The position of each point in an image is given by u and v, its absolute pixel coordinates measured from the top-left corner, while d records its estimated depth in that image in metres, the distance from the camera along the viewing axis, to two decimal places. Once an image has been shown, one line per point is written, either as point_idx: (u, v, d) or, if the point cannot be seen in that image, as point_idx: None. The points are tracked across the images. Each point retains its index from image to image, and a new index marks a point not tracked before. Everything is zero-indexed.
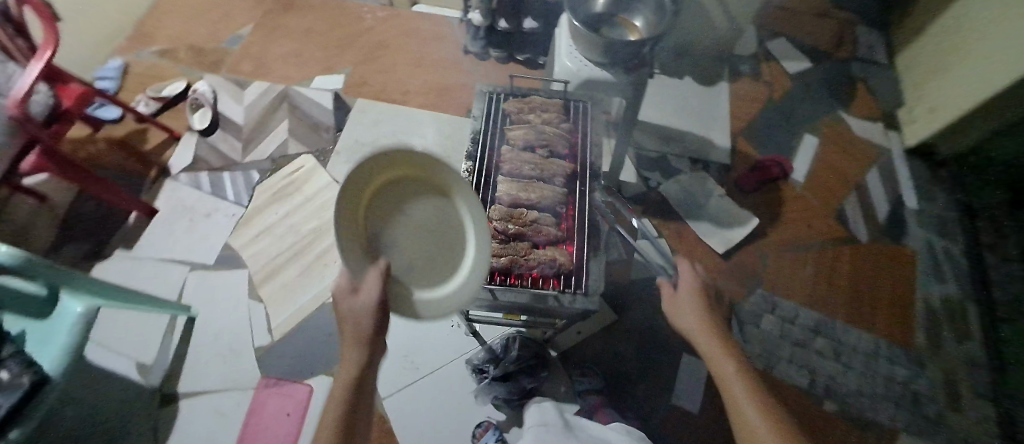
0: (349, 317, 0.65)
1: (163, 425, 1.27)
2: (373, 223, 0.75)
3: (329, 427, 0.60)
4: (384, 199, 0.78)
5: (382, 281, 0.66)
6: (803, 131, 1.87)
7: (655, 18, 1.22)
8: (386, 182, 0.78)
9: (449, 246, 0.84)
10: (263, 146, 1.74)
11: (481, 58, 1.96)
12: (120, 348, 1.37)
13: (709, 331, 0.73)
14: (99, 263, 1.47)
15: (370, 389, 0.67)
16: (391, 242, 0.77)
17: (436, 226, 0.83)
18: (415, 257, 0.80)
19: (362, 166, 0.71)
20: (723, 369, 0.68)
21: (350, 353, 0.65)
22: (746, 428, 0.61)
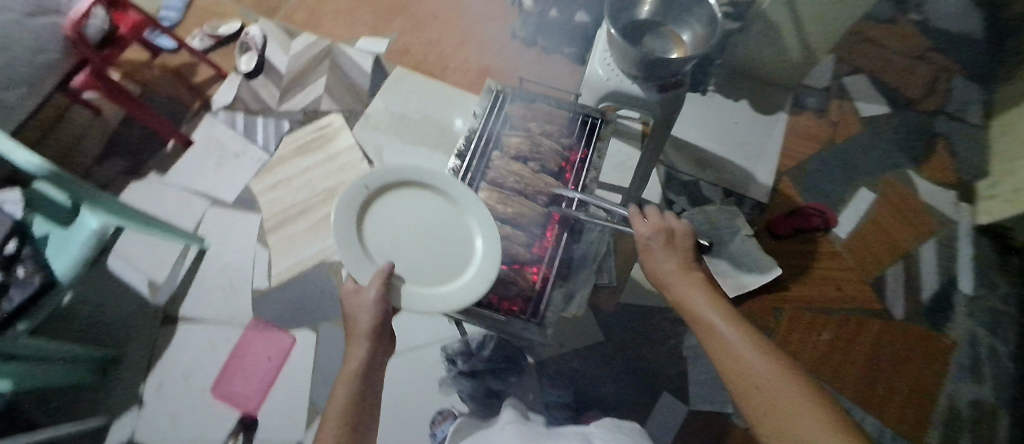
0: (352, 313, 0.73)
1: (162, 341, 1.44)
2: (379, 230, 0.81)
3: (334, 412, 0.63)
4: (389, 209, 0.83)
5: (378, 281, 0.72)
6: (862, 183, 1.68)
7: (705, 33, 1.13)
8: (391, 194, 0.84)
9: (457, 247, 0.83)
10: (298, 98, 1.78)
11: (527, 44, 1.88)
12: (138, 264, 1.52)
13: (700, 292, 0.71)
14: (135, 183, 1.60)
15: (377, 377, 0.71)
16: (396, 246, 0.81)
17: (443, 228, 0.84)
18: (422, 257, 0.81)
19: (359, 183, 0.80)
20: (706, 316, 0.67)
21: (356, 345, 0.71)
22: (741, 372, 0.59)
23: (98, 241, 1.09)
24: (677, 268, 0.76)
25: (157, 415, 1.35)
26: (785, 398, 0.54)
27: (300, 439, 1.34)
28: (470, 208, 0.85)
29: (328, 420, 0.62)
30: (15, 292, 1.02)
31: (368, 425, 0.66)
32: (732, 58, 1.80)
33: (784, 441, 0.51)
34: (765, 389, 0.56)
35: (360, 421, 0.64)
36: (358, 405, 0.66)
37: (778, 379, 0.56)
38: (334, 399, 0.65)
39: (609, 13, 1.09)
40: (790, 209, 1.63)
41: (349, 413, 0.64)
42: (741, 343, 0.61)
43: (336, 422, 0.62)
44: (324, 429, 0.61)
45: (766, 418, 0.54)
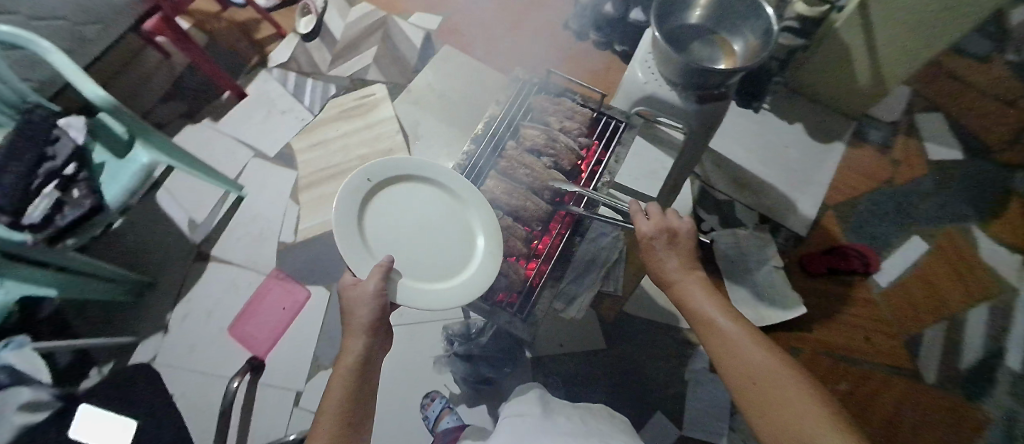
0: (351, 306, 0.72)
1: (193, 276, 1.55)
2: (380, 224, 0.84)
3: (330, 410, 0.63)
4: (392, 203, 0.86)
5: (378, 273, 0.74)
6: (916, 230, 1.55)
7: (758, 45, 1.10)
8: (394, 189, 0.87)
9: (458, 246, 0.86)
10: (348, 65, 1.82)
11: (579, 39, 1.80)
12: (182, 202, 1.64)
13: (700, 290, 0.73)
14: (190, 126, 1.73)
15: (374, 371, 0.71)
16: (397, 239, 0.83)
17: (445, 226, 0.87)
18: (422, 253, 0.84)
19: (364, 177, 0.83)
20: (707, 312, 0.69)
21: (352, 340, 0.70)
22: (741, 364, 0.62)
23: (145, 173, 1.28)
24: (679, 265, 0.77)
25: (179, 344, 1.47)
26: (785, 386, 0.58)
27: (300, 388, 1.42)
28: (474, 209, 0.88)
29: (323, 417, 0.62)
30: (68, 210, 1.16)
31: (363, 421, 0.65)
32: (794, 78, 1.69)
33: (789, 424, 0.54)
34: (767, 385, 0.59)
35: (356, 418, 0.64)
36: (354, 401, 0.65)
37: (778, 374, 0.59)
38: (329, 395, 0.64)
39: (657, 15, 1.07)
40: (828, 246, 1.53)
41: (346, 409, 0.63)
42: (742, 341, 0.64)
43: (332, 417, 0.62)
44: (319, 424, 0.61)
45: (768, 407, 0.57)
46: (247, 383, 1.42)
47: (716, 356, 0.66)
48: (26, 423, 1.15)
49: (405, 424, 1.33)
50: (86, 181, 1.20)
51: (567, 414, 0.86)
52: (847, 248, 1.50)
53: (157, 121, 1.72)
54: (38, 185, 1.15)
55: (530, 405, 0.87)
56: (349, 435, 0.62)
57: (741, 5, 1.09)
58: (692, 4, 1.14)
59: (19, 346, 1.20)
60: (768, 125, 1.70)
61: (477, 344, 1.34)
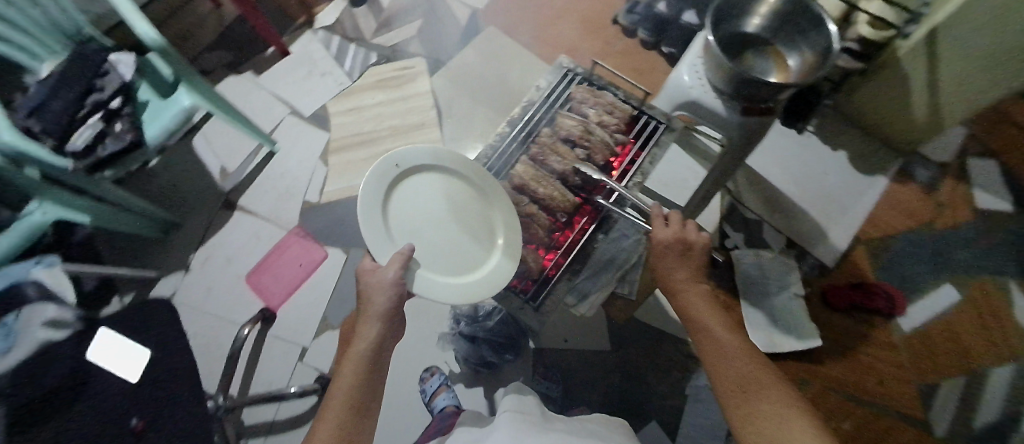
0: (369, 292, 0.73)
1: (218, 222, 1.60)
2: (403, 211, 0.83)
3: (339, 397, 0.63)
4: (417, 192, 0.85)
5: (399, 262, 0.75)
6: (949, 277, 1.47)
7: (814, 62, 1.08)
8: (420, 178, 0.85)
9: (477, 242, 0.86)
10: (391, 35, 1.83)
11: (627, 34, 1.75)
12: (215, 149, 1.68)
13: (705, 305, 0.74)
14: (233, 77, 1.77)
15: (385, 360, 0.71)
16: (418, 229, 0.83)
17: (467, 221, 0.86)
18: (441, 246, 0.84)
19: (392, 163, 0.81)
20: (706, 324, 0.70)
21: (366, 327, 0.70)
22: (732, 381, 0.62)
23: (185, 114, 1.29)
24: (687, 277, 0.78)
25: (198, 285, 1.53)
26: (772, 406, 0.57)
27: (305, 344, 1.46)
28: (497, 208, 0.87)
29: (332, 403, 0.63)
30: (109, 142, 1.20)
31: (371, 408, 0.66)
32: (846, 103, 1.62)
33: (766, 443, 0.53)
34: (758, 401, 0.58)
35: (364, 405, 0.64)
36: (364, 388, 0.65)
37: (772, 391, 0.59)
38: (339, 382, 0.65)
39: (713, 18, 1.04)
40: (854, 282, 1.48)
41: (356, 396, 0.64)
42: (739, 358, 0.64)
43: (340, 405, 0.62)
44: (329, 410, 0.62)
45: (749, 423, 0.57)
46: (257, 332, 1.46)
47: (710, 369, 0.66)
48: (48, 341, 0.93)
49: (404, 392, 1.37)
50: (128, 116, 1.24)
51: (563, 417, 0.84)
52: (875, 287, 1.45)
53: (204, 68, 1.77)
54: (84, 114, 1.20)
55: (528, 403, 0.84)
56: (357, 421, 0.62)
57: (804, 20, 1.05)
58: (753, 12, 1.12)
59: (48, 266, 1.14)
60: (810, 149, 1.65)
61: (483, 327, 1.33)
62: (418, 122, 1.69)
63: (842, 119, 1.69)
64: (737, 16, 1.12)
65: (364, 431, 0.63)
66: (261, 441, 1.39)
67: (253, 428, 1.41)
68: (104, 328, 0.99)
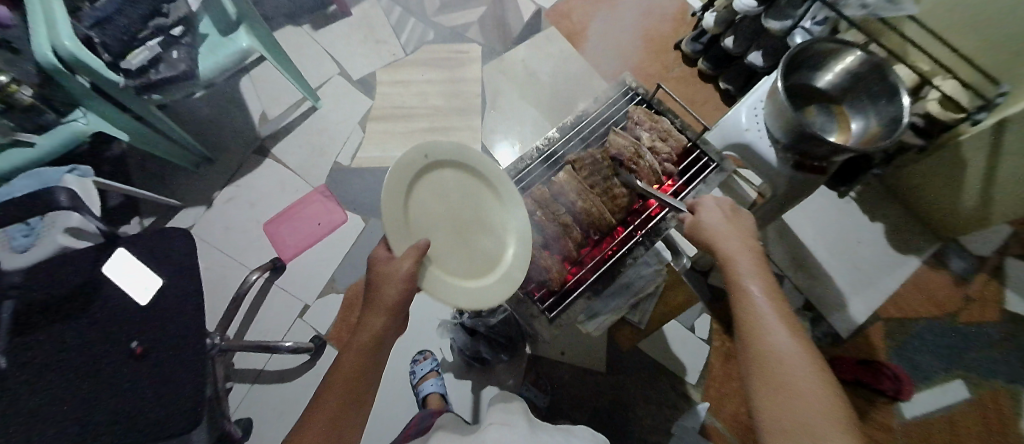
0: (380, 282, 0.70)
1: (248, 165, 1.62)
2: (423, 204, 0.75)
3: (338, 386, 0.67)
4: (438, 186, 0.77)
5: (413, 256, 0.69)
6: (962, 374, 1.38)
7: (878, 130, 1.06)
8: (442, 172, 0.77)
9: (489, 248, 0.80)
10: (453, 16, 1.82)
11: (687, 62, 1.72)
12: (259, 94, 1.70)
13: (749, 263, 0.75)
14: (293, 28, 1.79)
15: (386, 350, 0.72)
16: (434, 226, 0.76)
17: (483, 226, 0.80)
18: (454, 246, 0.77)
19: (420, 151, 0.72)
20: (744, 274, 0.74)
21: (371, 319, 0.71)
22: (760, 338, 0.67)
23: (239, 56, 1.32)
24: (732, 235, 0.80)
25: (217, 221, 1.55)
26: (794, 373, 0.62)
27: (308, 302, 1.47)
28: (515, 220, 0.82)
29: (330, 391, 0.66)
30: (162, 67, 1.23)
31: (367, 397, 0.69)
32: (894, 175, 1.58)
33: (778, 396, 0.61)
34: (782, 365, 0.63)
35: (359, 397, 0.67)
36: (361, 380, 0.68)
37: (797, 359, 0.63)
38: (341, 367, 0.68)
39: (786, 65, 1.02)
40: (865, 358, 1.44)
41: (350, 389, 0.67)
42: (772, 320, 0.68)
43: (337, 392, 0.66)
44: (329, 391, 0.66)
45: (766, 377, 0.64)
46: (263, 280, 1.48)
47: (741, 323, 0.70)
48: (66, 247, 1.04)
49: (395, 369, 1.39)
50: (185, 46, 1.26)
51: (550, 431, 0.83)
52: (883, 367, 1.41)
53: (266, 13, 1.80)
54: (144, 36, 1.23)
55: (516, 413, 0.84)
56: (350, 414, 0.66)
57: (878, 87, 1.05)
58: (828, 67, 1.11)
59: (81, 175, 1.26)
60: (848, 214, 1.61)
61: (485, 323, 1.29)
62: (462, 108, 1.69)
63: (886, 191, 1.64)
64: (812, 69, 1.12)
65: (354, 423, 0.66)
66: (246, 386, 1.41)
67: (241, 372, 1.42)
68: (122, 248, 0.97)
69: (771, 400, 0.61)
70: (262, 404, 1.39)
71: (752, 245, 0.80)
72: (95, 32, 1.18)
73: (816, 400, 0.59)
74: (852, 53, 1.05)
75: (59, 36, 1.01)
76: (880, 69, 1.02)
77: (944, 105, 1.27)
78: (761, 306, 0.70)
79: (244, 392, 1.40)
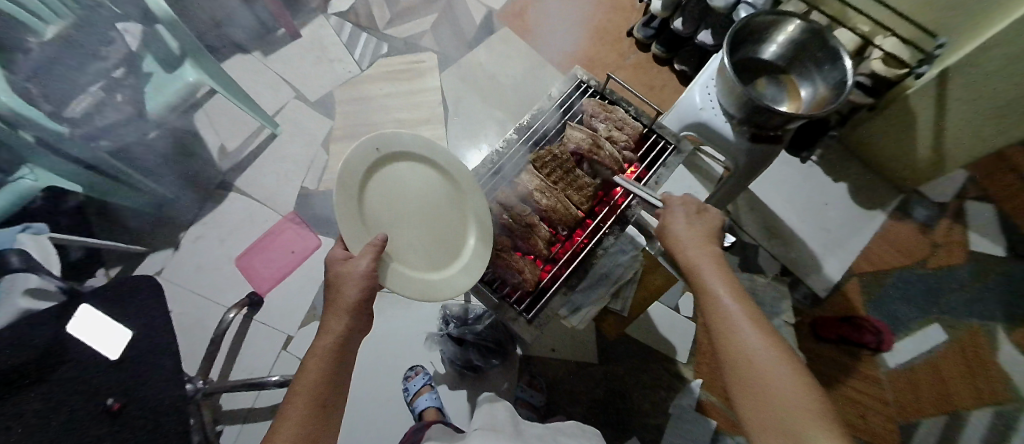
0: (339, 282, 0.69)
1: (213, 201, 1.58)
2: (380, 199, 0.75)
3: (305, 391, 0.63)
4: (396, 178, 0.77)
5: (371, 253, 0.69)
6: (938, 318, 1.38)
7: (826, 94, 1.09)
8: (399, 164, 0.78)
9: (449, 240, 0.82)
10: (405, 26, 1.81)
11: (641, 48, 1.75)
12: (215, 127, 1.67)
13: (711, 265, 0.71)
14: (243, 56, 1.76)
15: (352, 354, 0.70)
16: (393, 219, 0.76)
17: (443, 217, 0.81)
18: (415, 240, 0.78)
19: (373, 144, 0.73)
20: (709, 277, 0.70)
21: (334, 319, 0.69)
22: (736, 344, 0.62)
23: (189, 90, 1.31)
24: (692, 237, 0.76)
25: (187, 263, 1.51)
26: (777, 380, 0.57)
27: (291, 333, 1.44)
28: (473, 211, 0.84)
29: (297, 397, 0.63)
30: (109, 112, 1.24)
31: (338, 403, 0.66)
32: (851, 135, 1.63)
33: (764, 408, 0.56)
34: (755, 368, 0.59)
35: (330, 401, 0.64)
36: (330, 383, 0.65)
37: (777, 364, 0.59)
38: (306, 374, 0.65)
39: (730, 42, 1.04)
40: (845, 315, 1.49)
41: (320, 393, 0.64)
42: (747, 324, 0.63)
43: (308, 395, 0.63)
44: (295, 397, 0.63)
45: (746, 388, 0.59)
46: (243, 316, 1.45)
47: (711, 328, 0.67)
48: (29, 309, 0.97)
49: (389, 388, 1.38)
50: (132, 88, 1.26)
51: (538, 434, 0.84)
52: (862, 320, 1.45)
53: (213, 44, 1.76)
54: (87, 82, 1.21)
55: (500, 416, 0.85)
56: (322, 417, 0.63)
57: (820, 54, 1.08)
58: (771, 39, 1.14)
59: (36, 233, 1.17)
60: (812, 178, 1.66)
61: (472, 330, 1.31)
62: (425, 117, 1.68)
63: (846, 151, 1.70)
64: (757, 42, 1.14)
65: (329, 430, 0.63)
66: (238, 426, 1.38)
67: (230, 413, 1.39)
68: (83, 305, 0.93)
69: (757, 412, 0.57)
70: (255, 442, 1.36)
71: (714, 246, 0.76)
72: (32, 82, 1.12)
73: (801, 406, 0.55)
74: (792, 23, 1.08)
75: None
76: (820, 35, 1.05)
77: (888, 64, 1.32)
78: (731, 309, 0.65)
79: (235, 433, 1.37)
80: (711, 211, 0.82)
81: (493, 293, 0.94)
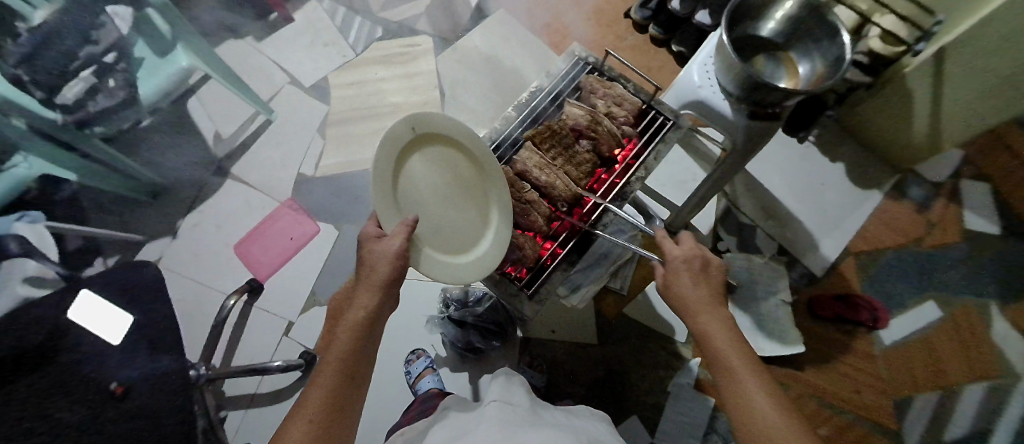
0: (370, 259, 0.71)
1: (209, 188, 1.57)
2: (412, 181, 0.77)
3: (333, 362, 0.66)
4: (426, 161, 0.77)
5: (402, 233, 0.71)
6: (932, 295, 1.44)
7: (824, 71, 1.09)
8: (428, 146, 0.77)
9: (472, 225, 0.81)
10: (399, 10, 1.78)
11: (638, 28, 1.73)
12: (209, 114, 1.65)
13: (728, 340, 0.72)
14: (235, 41, 1.73)
15: (379, 327, 0.72)
16: (421, 202, 0.77)
17: (468, 202, 0.81)
18: (440, 224, 0.79)
19: (408, 124, 0.72)
20: (725, 353, 0.71)
21: (365, 294, 0.71)
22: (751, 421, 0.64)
23: (181, 76, 1.29)
24: (705, 303, 0.77)
25: (185, 251, 1.51)
26: None
27: (292, 319, 1.44)
28: (497, 193, 0.81)
29: (326, 369, 0.65)
30: (101, 98, 1.23)
31: (364, 376, 0.68)
32: (848, 115, 1.63)
33: None
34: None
35: (358, 374, 0.67)
36: (358, 357, 0.67)
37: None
38: (337, 345, 0.67)
39: (729, 18, 1.03)
40: (841, 293, 1.49)
41: (350, 364, 0.66)
42: (763, 404, 0.65)
43: (336, 368, 0.65)
44: (325, 367, 0.65)
45: None
46: (243, 302, 1.45)
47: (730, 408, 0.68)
48: (27, 297, 0.97)
49: (391, 371, 1.39)
50: (122, 73, 1.23)
51: (548, 407, 0.87)
52: (857, 298, 1.46)
53: (205, 30, 1.74)
54: (76, 67, 1.18)
55: (515, 390, 0.86)
56: (350, 389, 0.65)
57: (818, 30, 1.07)
58: (769, 16, 1.13)
59: (32, 221, 1.17)
60: (809, 159, 1.66)
61: (472, 312, 1.32)
62: (421, 101, 1.67)
63: (842, 132, 1.69)
64: (754, 19, 1.13)
65: (355, 401, 0.66)
66: (242, 411, 1.39)
67: (234, 398, 1.40)
68: (84, 290, 0.94)
69: None
70: (259, 426, 1.38)
71: (723, 309, 0.77)
72: (23, 68, 1.08)
73: None
74: None
75: None
76: (818, 11, 1.04)
77: (885, 41, 1.32)
78: (749, 390, 0.67)
79: (239, 418, 1.38)
80: (718, 270, 0.83)
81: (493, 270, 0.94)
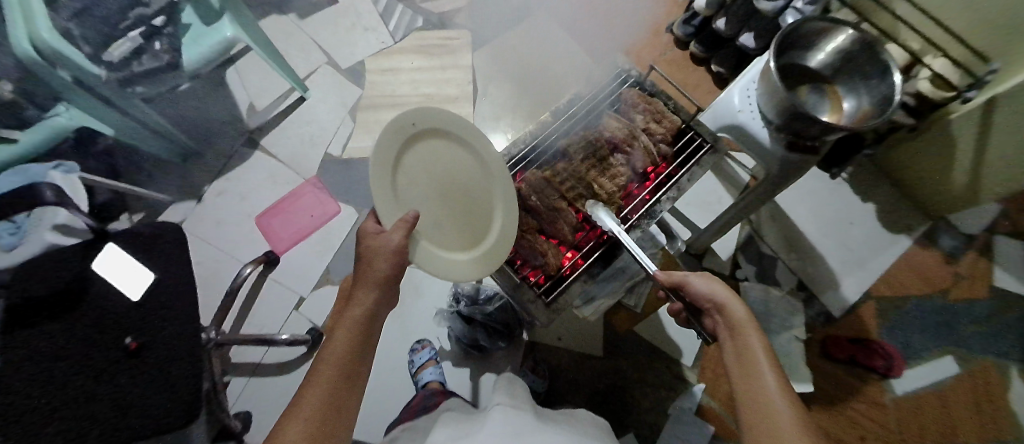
0: (371, 255, 0.71)
1: (238, 158, 1.60)
2: (414, 174, 0.77)
3: (333, 358, 0.64)
4: (429, 155, 0.78)
5: (403, 228, 0.71)
6: (952, 350, 1.40)
7: (870, 110, 1.06)
8: (433, 141, 0.79)
9: (475, 220, 0.82)
10: (442, 1, 1.79)
11: (679, 45, 1.71)
12: (246, 85, 1.68)
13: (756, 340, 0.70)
14: (279, 16, 1.76)
15: (377, 325, 0.72)
16: (423, 196, 0.78)
17: (472, 196, 0.82)
18: (444, 219, 0.80)
19: (410, 118, 0.73)
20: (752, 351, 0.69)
21: (362, 291, 0.71)
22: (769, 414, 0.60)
23: (223, 46, 1.27)
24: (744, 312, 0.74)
25: (208, 216, 1.54)
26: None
27: (303, 295, 1.46)
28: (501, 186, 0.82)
29: (324, 366, 0.64)
30: (146, 58, 1.24)
31: (361, 373, 0.67)
32: (885, 155, 1.59)
33: None
34: (780, 435, 0.57)
35: (354, 372, 0.66)
36: (356, 354, 0.67)
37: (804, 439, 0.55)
38: (333, 343, 0.66)
39: (778, 45, 1.01)
40: (857, 336, 1.45)
41: (347, 360, 0.65)
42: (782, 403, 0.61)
43: (334, 364, 0.64)
44: (323, 365, 0.64)
45: None
46: (258, 272, 1.47)
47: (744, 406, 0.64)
48: (54, 244, 1.04)
49: (394, 358, 1.40)
50: (168, 36, 1.25)
51: (552, 416, 0.86)
52: (873, 344, 1.43)
53: (252, 3, 1.77)
54: (126, 27, 1.24)
55: (520, 397, 0.86)
56: (346, 387, 0.64)
57: (869, 66, 1.05)
58: (819, 47, 1.11)
59: (67, 172, 1.20)
60: (840, 195, 1.62)
61: (481, 310, 1.32)
62: (453, 94, 1.67)
63: (878, 171, 1.65)
64: (804, 48, 1.11)
65: (351, 400, 0.64)
66: (244, 379, 1.41)
67: (238, 365, 1.42)
68: (110, 243, 0.96)
69: None
70: (260, 396, 1.39)
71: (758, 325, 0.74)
72: (74, 23, 1.13)
73: None
74: (844, 31, 1.04)
75: (37, 29, 0.95)
76: (871, 47, 1.01)
77: (934, 84, 1.28)
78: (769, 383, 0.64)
79: (241, 385, 1.40)
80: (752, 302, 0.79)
81: (512, 274, 0.94)
